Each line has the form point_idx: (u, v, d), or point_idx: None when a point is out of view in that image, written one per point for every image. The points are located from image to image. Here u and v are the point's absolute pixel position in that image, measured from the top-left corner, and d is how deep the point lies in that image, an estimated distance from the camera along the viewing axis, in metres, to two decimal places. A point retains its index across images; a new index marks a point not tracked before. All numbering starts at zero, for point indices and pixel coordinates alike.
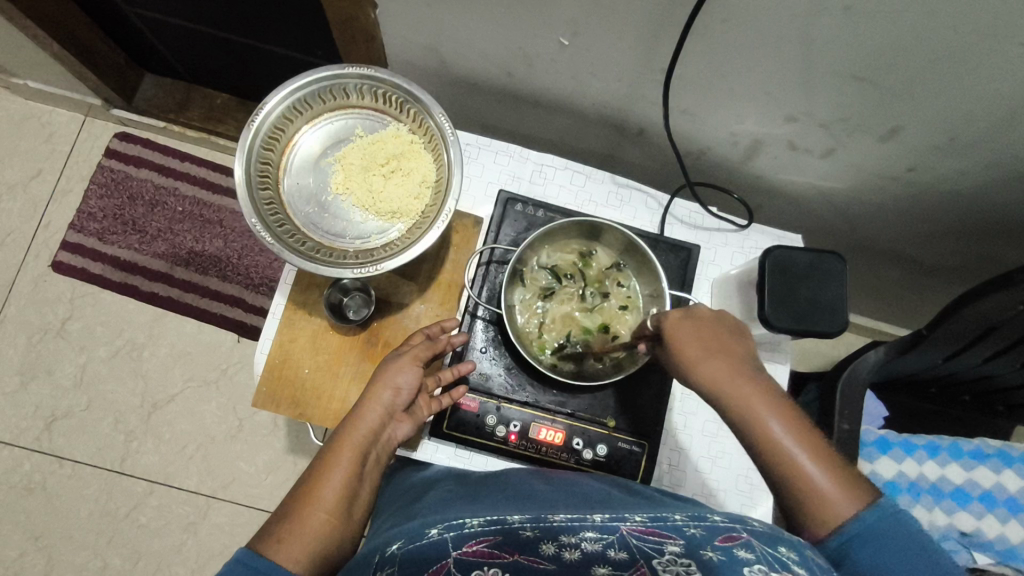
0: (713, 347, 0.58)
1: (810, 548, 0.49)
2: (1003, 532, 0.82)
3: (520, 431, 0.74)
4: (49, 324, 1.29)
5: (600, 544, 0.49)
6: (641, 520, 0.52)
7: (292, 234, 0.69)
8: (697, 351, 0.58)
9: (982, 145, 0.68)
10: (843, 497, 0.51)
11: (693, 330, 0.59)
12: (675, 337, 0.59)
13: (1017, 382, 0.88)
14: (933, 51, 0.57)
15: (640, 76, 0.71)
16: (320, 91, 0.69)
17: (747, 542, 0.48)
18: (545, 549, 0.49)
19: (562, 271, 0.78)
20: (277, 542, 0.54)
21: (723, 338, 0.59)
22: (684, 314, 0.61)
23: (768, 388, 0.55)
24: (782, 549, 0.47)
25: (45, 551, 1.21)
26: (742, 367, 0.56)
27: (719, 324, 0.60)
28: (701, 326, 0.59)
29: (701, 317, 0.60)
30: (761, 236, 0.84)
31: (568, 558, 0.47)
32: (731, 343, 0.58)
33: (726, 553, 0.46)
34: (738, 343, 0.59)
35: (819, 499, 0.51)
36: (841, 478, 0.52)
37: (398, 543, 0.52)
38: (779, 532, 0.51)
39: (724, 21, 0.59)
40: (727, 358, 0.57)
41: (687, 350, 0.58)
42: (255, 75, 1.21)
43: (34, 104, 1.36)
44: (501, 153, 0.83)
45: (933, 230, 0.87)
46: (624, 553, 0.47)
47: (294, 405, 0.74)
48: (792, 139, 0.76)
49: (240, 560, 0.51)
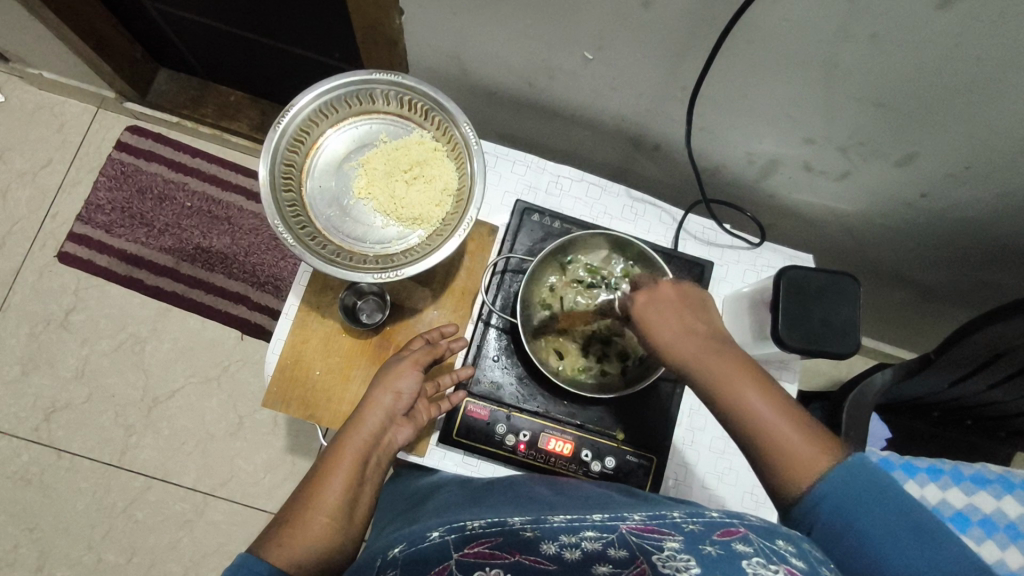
0: (678, 322, 0.59)
1: (809, 543, 0.48)
2: (1004, 558, 0.81)
3: (529, 440, 0.74)
4: (52, 315, 1.28)
5: (600, 543, 0.49)
6: (641, 519, 0.52)
7: (312, 236, 0.69)
8: (666, 329, 0.59)
9: (997, 175, 0.69)
10: (809, 451, 0.50)
11: (659, 308, 0.60)
12: (644, 316, 0.61)
13: (1019, 409, 0.88)
14: (955, 81, 0.58)
15: (662, 93, 0.72)
16: (346, 95, 0.70)
17: (745, 537, 0.48)
18: (546, 549, 0.49)
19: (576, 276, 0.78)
20: (276, 546, 0.55)
21: (689, 313, 0.60)
22: (648, 294, 0.62)
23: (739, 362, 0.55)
24: (780, 542, 0.47)
25: (39, 544, 1.20)
26: (708, 344, 0.57)
27: (684, 299, 0.61)
28: (665, 304, 0.61)
29: (665, 296, 0.61)
30: (773, 255, 0.85)
31: (568, 557, 0.47)
32: (694, 320, 0.59)
33: (725, 547, 0.46)
34: (702, 316, 0.60)
35: (793, 460, 0.51)
36: (813, 437, 0.51)
37: (399, 546, 0.52)
38: (776, 526, 0.50)
39: (749, 42, 0.59)
40: (694, 334, 0.58)
41: (656, 328, 0.59)
42: (271, 74, 1.21)
43: (47, 93, 1.36)
44: (519, 163, 0.83)
45: (941, 254, 0.88)
46: (624, 551, 0.47)
47: (303, 406, 0.74)
48: (808, 160, 0.77)
49: (241, 563, 0.51)
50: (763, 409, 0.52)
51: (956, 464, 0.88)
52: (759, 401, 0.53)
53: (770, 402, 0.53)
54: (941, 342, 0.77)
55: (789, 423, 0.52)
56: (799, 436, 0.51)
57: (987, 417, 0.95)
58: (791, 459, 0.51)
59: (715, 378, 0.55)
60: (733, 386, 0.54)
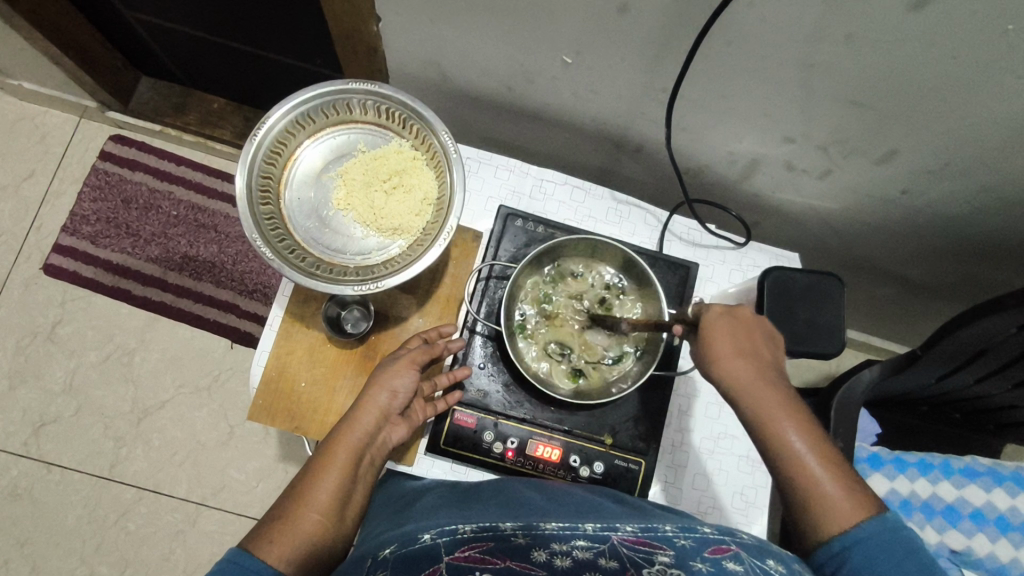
0: (745, 342, 0.58)
1: (797, 563, 0.50)
2: (994, 550, 0.83)
3: (518, 448, 0.74)
4: (39, 328, 1.27)
5: (591, 552, 0.49)
6: (632, 531, 0.52)
7: (291, 249, 0.69)
8: (730, 349, 0.58)
9: (977, 171, 0.69)
10: (847, 506, 0.52)
11: (730, 327, 0.59)
12: (712, 328, 0.59)
13: (1008, 401, 0.88)
14: (933, 80, 0.58)
15: (642, 95, 0.72)
16: (322, 106, 0.69)
17: (736, 555, 0.48)
18: (537, 556, 0.48)
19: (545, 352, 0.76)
20: (268, 542, 0.54)
21: (758, 337, 0.59)
22: (727, 309, 0.60)
23: (795, 404, 0.56)
24: (771, 562, 0.48)
25: (30, 559, 1.19)
26: (767, 374, 0.57)
27: (755, 324, 0.60)
28: (738, 325, 0.59)
29: (739, 317, 0.60)
30: (759, 254, 0.84)
31: (558, 565, 0.47)
32: (760, 346, 0.58)
33: (716, 565, 0.46)
34: (768, 344, 0.59)
35: (825, 504, 0.53)
36: (855, 494, 0.53)
37: (390, 547, 0.52)
38: (767, 545, 0.52)
39: (727, 44, 0.59)
40: (758, 359, 0.58)
41: (720, 343, 0.58)
42: (252, 81, 1.20)
43: (28, 104, 1.35)
44: (501, 168, 0.83)
45: (925, 250, 0.88)
46: (615, 562, 0.47)
47: (288, 417, 0.74)
48: (790, 160, 0.76)
49: (230, 560, 0.51)
50: (806, 449, 0.54)
51: (947, 457, 0.88)
52: (805, 442, 0.55)
53: (815, 445, 0.54)
54: (928, 338, 0.77)
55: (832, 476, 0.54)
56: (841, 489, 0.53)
57: (977, 410, 0.95)
58: (823, 502, 0.53)
59: (770, 406, 0.55)
60: (782, 423, 0.55)
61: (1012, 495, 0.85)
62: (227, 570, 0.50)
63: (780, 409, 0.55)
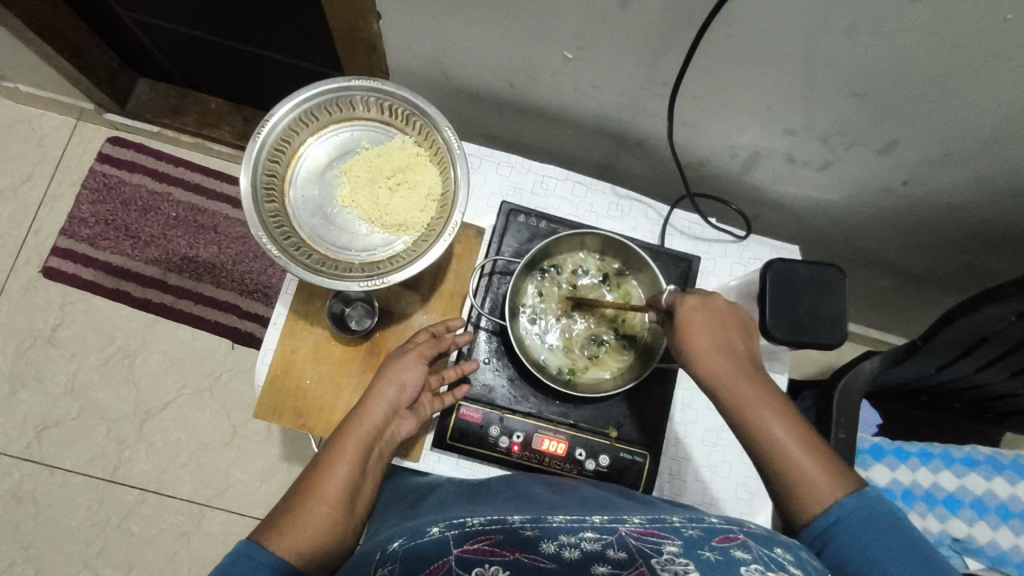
0: (720, 335, 0.59)
1: (807, 552, 0.50)
2: (995, 538, 0.83)
3: (523, 441, 0.74)
4: (39, 331, 1.27)
5: (599, 544, 0.49)
6: (640, 523, 0.52)
7: (297, 246, 0.69)
8: (708, 342, 0.58)
9: (977, 160, 0.69)
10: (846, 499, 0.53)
11: (706, 320, 0.60)
12: (688, 322, 0.60)
13: (1007, 391, 0.89)
14: (932, 69, 0.58)
15: (642, 89, 0.72)
16: (325, 103, 0.70)
17: (744, 544, 0.48)
18: (546, 547, 0.48)
19: (591, 353, 0.77)
20: (278, 534, 0.54)
21: (733, 330, 0.59)
22: (702, 300, 0.61)
23: (773, 397, 0.56)
24: (778, 550, 0.48)
25: (34, 562, 1.19)
26: (744, 366, 0.58)
27: (731, 316, 0.60)
28: (714, 316, 0.60)
29: (714, 308, 0.60)
30: (759, 247, 0.85)
31: (567, 556, 0.47)
32: (735, 339, 0.59)
33: (724, 553, 0.46)
34: (744, 337, 0.60)
35: (817, 494, 0.53)
36: (843, 486, 0.53)
37: (399, 541, 0.52)
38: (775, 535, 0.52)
39: (728, 37, 0.59)
40: (734, 353, 0.58)
41: (697, 337, 0.59)
42: (250, 79, 1.20)
43: (25, 107, 1.34)
44: (503, 164, 0.83)
45: (926, 240, 0.89)
46: (624, 552, 0.47)
47: (295, 415, 0.74)
48: (791, 152, 0.77)
49: (241, 552, 0.51)
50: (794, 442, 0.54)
51: (947, 446, 0.88)
52: (791, 435, 0.55)
53: (800, 438, 0.55)
54: (929, 327, 0.77)
55: (820, 467, 0.54)
56: (828, 484, 0.53)
57: (977, 399, 0.95)
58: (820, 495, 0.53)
59: (755, 403, 0.55)
60: (766, 414, 0.55)
61: (1012, 483, 0.86)
62: (233, 561, 0.50)
63: (761, 399, 0.55)
